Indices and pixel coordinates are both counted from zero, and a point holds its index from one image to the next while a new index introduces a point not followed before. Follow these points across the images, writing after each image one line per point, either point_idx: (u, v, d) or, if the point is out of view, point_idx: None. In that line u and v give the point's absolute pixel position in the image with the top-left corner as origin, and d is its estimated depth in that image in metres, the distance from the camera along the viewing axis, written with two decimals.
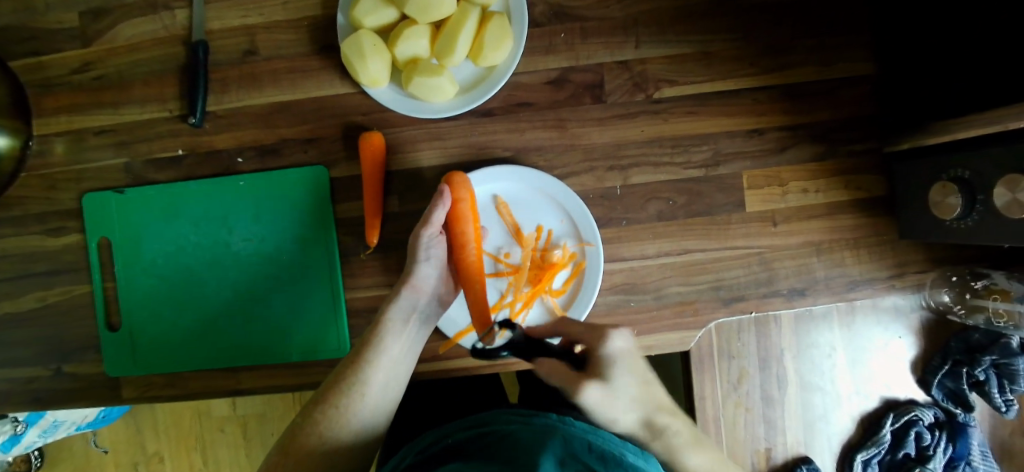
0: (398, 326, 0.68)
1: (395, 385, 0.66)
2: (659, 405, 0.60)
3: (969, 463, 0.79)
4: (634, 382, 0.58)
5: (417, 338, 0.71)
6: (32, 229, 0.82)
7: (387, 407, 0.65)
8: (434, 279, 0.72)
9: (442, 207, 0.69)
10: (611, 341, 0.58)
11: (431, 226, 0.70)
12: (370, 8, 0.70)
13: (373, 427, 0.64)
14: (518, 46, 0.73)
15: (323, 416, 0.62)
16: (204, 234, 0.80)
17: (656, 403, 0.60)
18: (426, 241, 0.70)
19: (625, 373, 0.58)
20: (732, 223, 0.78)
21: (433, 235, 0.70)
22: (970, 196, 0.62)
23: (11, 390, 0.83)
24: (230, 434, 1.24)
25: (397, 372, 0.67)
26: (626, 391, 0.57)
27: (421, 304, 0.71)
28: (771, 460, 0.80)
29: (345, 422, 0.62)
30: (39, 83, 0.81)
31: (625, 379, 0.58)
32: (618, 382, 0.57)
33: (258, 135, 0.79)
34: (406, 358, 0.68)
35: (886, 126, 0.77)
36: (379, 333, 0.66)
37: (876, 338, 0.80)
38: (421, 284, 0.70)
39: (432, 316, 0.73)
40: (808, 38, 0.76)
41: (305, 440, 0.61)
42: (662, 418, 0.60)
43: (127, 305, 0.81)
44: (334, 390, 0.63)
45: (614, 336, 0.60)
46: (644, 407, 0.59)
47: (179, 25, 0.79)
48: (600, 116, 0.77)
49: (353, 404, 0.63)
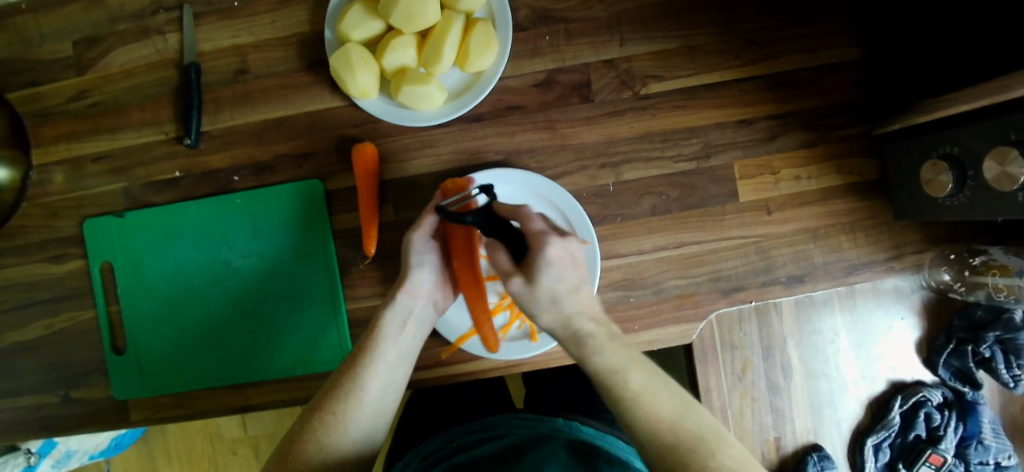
0: (393, 332, 0.68)
1: (393, 389, 0.66)
2: (586, 309, 0.62)
3: (981, 441, 0.77)
4: (562, 284, 0.61)
5: (414, 341, 0.70)
6: (35, 257, 0.83)
7: (387, 412, 0.65)
8: (430, 284, 0.72)
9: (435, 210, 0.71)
10: (547, 245, 0.61)
11: (422, 232, 0.71)
12: (356, 21, 0.71)
13: (373, 433, 0.63)
14: (504, 50, 0.74)
15: (321, 423, 0.61)
16: (204, 253, 0.81)
17: (586, 311, 0.61)
18: (419, 244, 0.71)
19: (554, 277, 0.61)
20: (727, 214, 0.78)
21: (425, 240, 0.71)
22: (961, 172, 0.63)
23: (21, 418, 0.84)
24: (242, 456, 1.24)
25: (395, 377, 0.66)
26: (549, 289, 0.61)
27: (418, 309, 0.71)
28: (781, 449, 0.79)
29: (344, 428, 0.61)
30: (37, 113, 0.83)
31: (552, 280, 0.61)
32: (541, 281, 0.61)
33: (253, 152, 0.80)
34: (404, 362, 0.68)
35: (874, 109, 0.77)
36: (374, 338, 0.66)
37: (878, 321, 0.80)
38: (416, 289, 0.70)
39: (429, 321, 0.72)
40: (790, 27, 0.77)
41: (303, 447, 0.59)
42: (583, 321, 0.60)
43: (131, 327, 0.82)
44: (331, 396, 0.63)
45: (556, 240, 0.62)
46: (565, 303, 0.61)
47: (170, 49, 0.80)
48: (589, 115, 0.78)
49: (350, 410, 0.62)
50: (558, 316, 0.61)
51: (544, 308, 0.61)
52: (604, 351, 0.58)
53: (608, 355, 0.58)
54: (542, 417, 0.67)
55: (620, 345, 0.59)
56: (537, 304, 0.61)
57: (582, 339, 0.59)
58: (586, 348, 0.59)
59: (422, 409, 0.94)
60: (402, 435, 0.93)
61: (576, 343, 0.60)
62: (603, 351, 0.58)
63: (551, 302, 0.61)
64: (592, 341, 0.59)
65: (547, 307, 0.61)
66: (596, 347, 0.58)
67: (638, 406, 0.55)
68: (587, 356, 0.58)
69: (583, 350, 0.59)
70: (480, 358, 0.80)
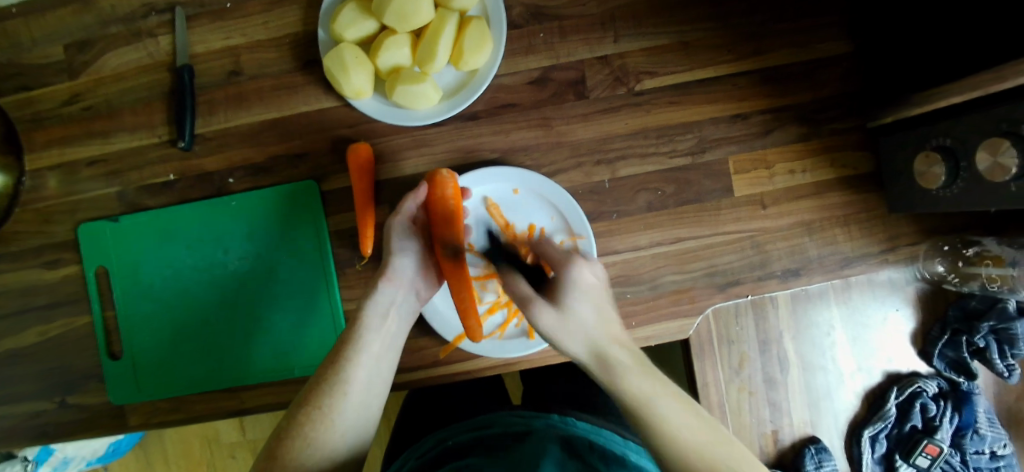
0: (376, 322, 0.68)
1: (378, 382, 0.66)
2: (613, 337, 0.56)
3: (976, 431, 0.77)
4: (591, 308, 0.57)
5: (399, 332, 0.71)
6: (28, 263, 0.82)
7: (372, 406, 0.65)
8: (413, 271, 0.73)
9: (415, 199, 0.74)
10: (575, 268, 0.61)
11: (402, 215, 0.74)
12: (350, 20, 0.71)
13: (359, 427, 0.63)
14: (498, 48, 0.74)
15: (307, 418, 0.61)
16: (199, 256, 0.80)
17: (614, 336, 0.56)
18: (399, 229, 0.73)
19: (581, 301, 0.57)
20: (722, 208, 0.79)
21: (405, 224, 0.74)
22: (954, 165, 0.63)
23: (16, 424, 0.83)
24: (241, 460, 1.24)
25: (380, 370, 0.67)
26: (578, 316, 0.56)
27: (400, 299, 0.72)
28: (779, 442, 0.80)
29: (330, 422, 0.61)
30: (29, 118, 0.82)
31: (580, 304, 0.57)
32: (570, 306, 0.56)
33: (248, 154, 0.80)
34: (388, 354, 0.68)
35: (866, 102, 0.77)
36: (357, 330, 0.67)
37: (873, 313, 0.80)
38: (398, 275, 0.71)
39: (412, 312, 0.73)
40: (782, 22, 0.77)
41: (290, 444, 0.59)
42: (614, 347, 0.54)
43: (127, 331, 0.81)
44: (316, 391, 0.63)
45: (581, 265, 0.62)
46: (593, 328, 0.55)
47: (162, 52, 0.80)
48: (583, 112, 0.78)
49: (336, 403, 0.62)
50: (584, 340, 0.54)
51: (573, 334, 0.55)
52: (633, 376, 0.51)
53: (639, 384, 0.51)
54: (537, 416, 0.67)
55: (650, 375, 0.52)
56: (569, 331, 0.55)
57: (612, 366, 0.52)
58: (614, 376, 0.52)
59: (421, 409, 0.94)
60: (400, 436, 0.92)
61: (604, 369, 0.52)
62: (637, 379, 0.51)
63: (579, 329, 0.55)
64: (620, 367, 0.52)
65: (574, 333, 0.55)
66: (627, 373, 0.52)
67: (673, 436, 0.48)
68: (616, 384, 0.51)
69: (612, 377, 0.52)
70: (478, 357, 0.80)
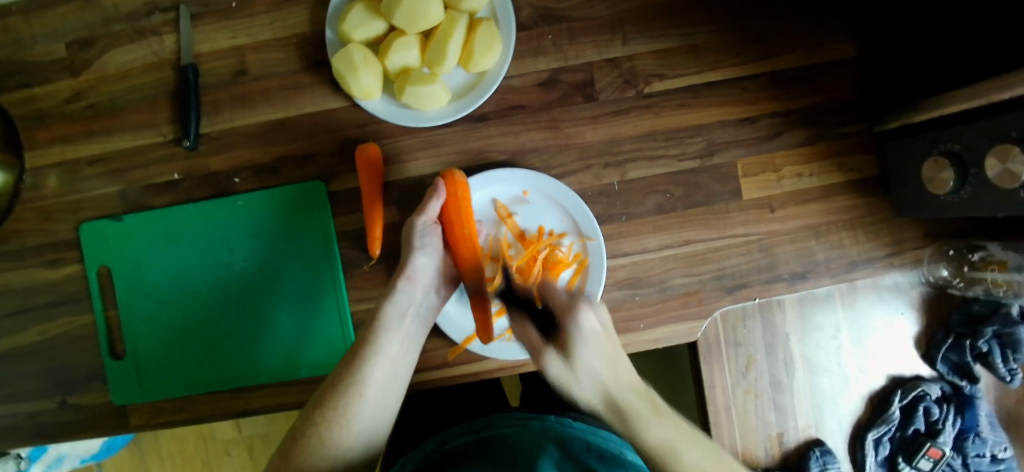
0: (394, 322, 0.68)
1: (393, 385, 0.66)
2: (626, 382, 0.59)
3: (978, 434, 0.79)
4: (602, 355, 0.59)
5: (417, 333, 0.71)
6: (29, 262, 0.81)
7: (388, 409, 0.65)
8: (430, 269, 0.73)
9: (436, 199, 0.71)
10: (579, 314, 0.62)
11: (425, 215, 0.71)
12: (359, 20, 0.70)
13: (375, 430, 0.63)
14: (508, 50, 0.73)
15: (323, 419, 0.61)
16: (204, 257, 0.80)
17: (622, 380, 0.59)
18: (420, 228, 0.72)
19: (589, 347, 0.60)
20: (730, 211, 0.79)
21: (427, 224, 0.72)
22: (962, 170, 0.63)
23: (14, 426, 0.82)
24: (237, 457, 1.23)
25: (396, 371, 0.67)
26: (587, 363, 0.59)
27: (418, 298, 0.71)
28: (783, 444, 0.80)
29: (346, 423, 0.61)
30: (29, 116, 0.81)
31: (588, 352, 0.59)
32: (578, 355, 0.59)
33: (254, 154, 0.79)
34: (405, 355, 0.68)
35: (872, 106, 0.78)
36: (374, 330, 0.67)
37: (878, 315, 0.81)
38: (416, 275, 0.71)
39: (431, 311, 0.73)
40: (792, 26, 0.77)
41: (305, 444, 0.59)
42: (628, 396, 0.58)
43: (130, 334, 0.81)
44: (332, 392, 0.63)
45: (585, 309, 0.63)
46: (608, 381, 0.58)
47: (167, 50, 0.79)
48: (593, 114, 0.78)
49: (351, 405, 0.62)
50: (598, 388, 0.58)
51: (583, 381, 0.59)
52: (652, 427, 0.57)
53: (660, 432, 0.57)
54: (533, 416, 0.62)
55: (668, 420, 0.58)
56: (576, 380, 0.59)
57: (628, 413, 0.57)
58: (633, 425, 0.57)
59: (426, 410, 0.94)
60: (405, 437, 0.93)
61: (624, 420, 0.57)
62: (652, 427, 0.57)
63: (588, 378, 0.58)
64: (640, 417, 0.57)
65: (588, 382, 0.58)
66: (643, 423, 0.57)
67: None
68: (638, 435, 0.56)
69: (632, 428, 0.57)
70: (487, 359, 0.80)
